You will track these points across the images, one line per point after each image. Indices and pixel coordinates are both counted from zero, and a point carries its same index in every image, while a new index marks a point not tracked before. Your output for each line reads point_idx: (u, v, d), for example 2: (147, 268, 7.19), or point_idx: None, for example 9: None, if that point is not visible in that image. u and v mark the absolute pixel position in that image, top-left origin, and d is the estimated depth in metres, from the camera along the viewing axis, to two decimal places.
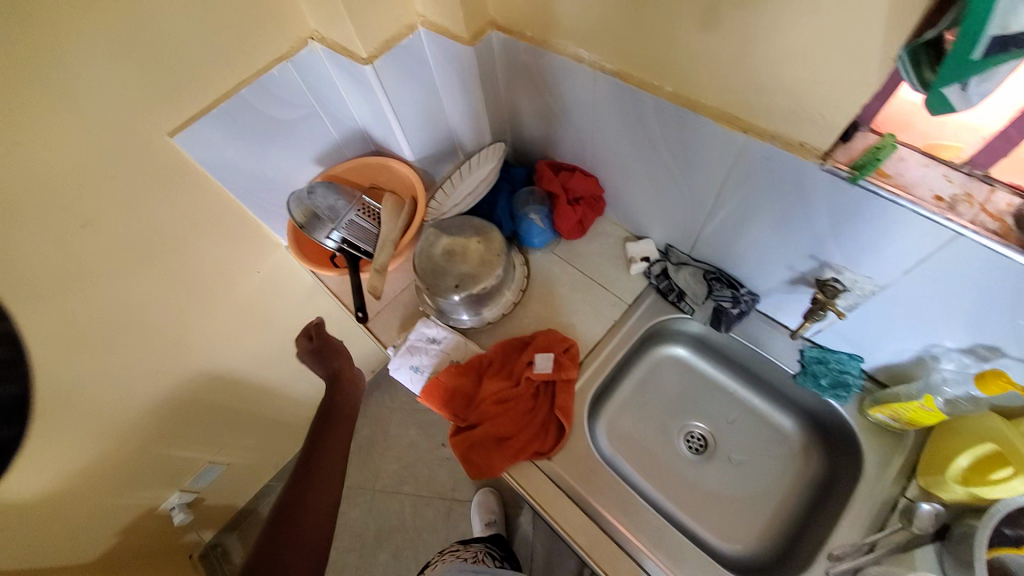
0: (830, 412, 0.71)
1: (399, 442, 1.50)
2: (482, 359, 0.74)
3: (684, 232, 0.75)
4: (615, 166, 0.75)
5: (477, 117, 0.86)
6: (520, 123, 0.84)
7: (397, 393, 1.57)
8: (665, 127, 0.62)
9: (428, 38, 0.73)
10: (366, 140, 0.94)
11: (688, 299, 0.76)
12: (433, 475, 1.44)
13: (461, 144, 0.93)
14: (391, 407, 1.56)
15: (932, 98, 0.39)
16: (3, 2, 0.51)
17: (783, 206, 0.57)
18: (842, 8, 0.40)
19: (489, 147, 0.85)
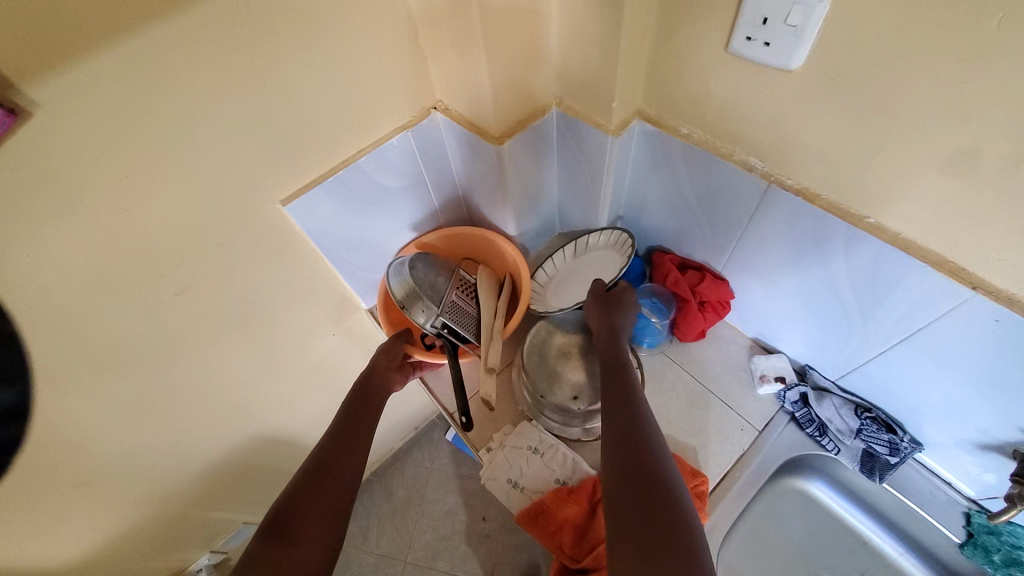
0: None
1: (436, 509, 1.38)
2: (596, 485, 0.64)
3: (837, 361, 0.65)
4: (758, 278, 0.66)
5: (597, 206, 0.75)
6: (642, 211, 0.76)
7: (438, 453, 1.46)
8: (852, 259, 0.53)
9: (560, 119, 0.68)
10: (464, 206, 0.87)
11: (831, 434, 0.66)
12: (470, 554, 1.30)
13: (564, 220, 0.86)
14: (429, 468, 1.44)
15: None
16: (139, 68, 0.44)
17: (1001, 372, 0.48)
18: None
19: (610, 233, 0.77)
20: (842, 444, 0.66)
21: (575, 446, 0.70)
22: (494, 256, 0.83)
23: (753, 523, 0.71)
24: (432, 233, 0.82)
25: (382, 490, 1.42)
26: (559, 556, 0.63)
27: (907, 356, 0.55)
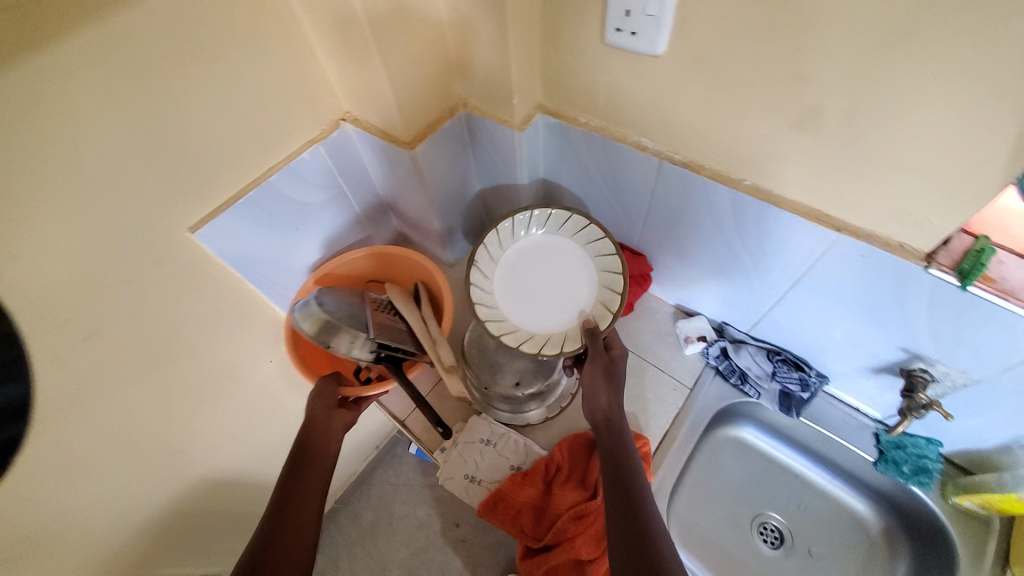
0: (913, 500, 0.68)
1: (407, 524, 1.36)
2: (550, 465, 0.66)
3: (746, 314, 0.71)
4: (668, 248, 0.71)
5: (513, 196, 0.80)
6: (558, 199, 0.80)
7: (402, 467, 1.44)
8: (739, 219, 0.59)
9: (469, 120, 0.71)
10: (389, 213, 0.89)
11: (751, 381, 0.72)
12: (447, 562, 1.29)
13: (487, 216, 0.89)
14: (396, 484, 1.42)
15: None
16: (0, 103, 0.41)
17: (873, 301, 0.55)
18: (973, 125, 0.38)
19: (550, 215, 0.67)
20: (762, 389, 0.72)
21: (528, 431, 0.72)
22: (404, 265, 0.85)
23: (697, 474, 0.76)
24: (329, 264, 0.79)
25: (349, 515, 1.39)
26: (522, 539, 0.64)
27: (801, 299, 0.62)
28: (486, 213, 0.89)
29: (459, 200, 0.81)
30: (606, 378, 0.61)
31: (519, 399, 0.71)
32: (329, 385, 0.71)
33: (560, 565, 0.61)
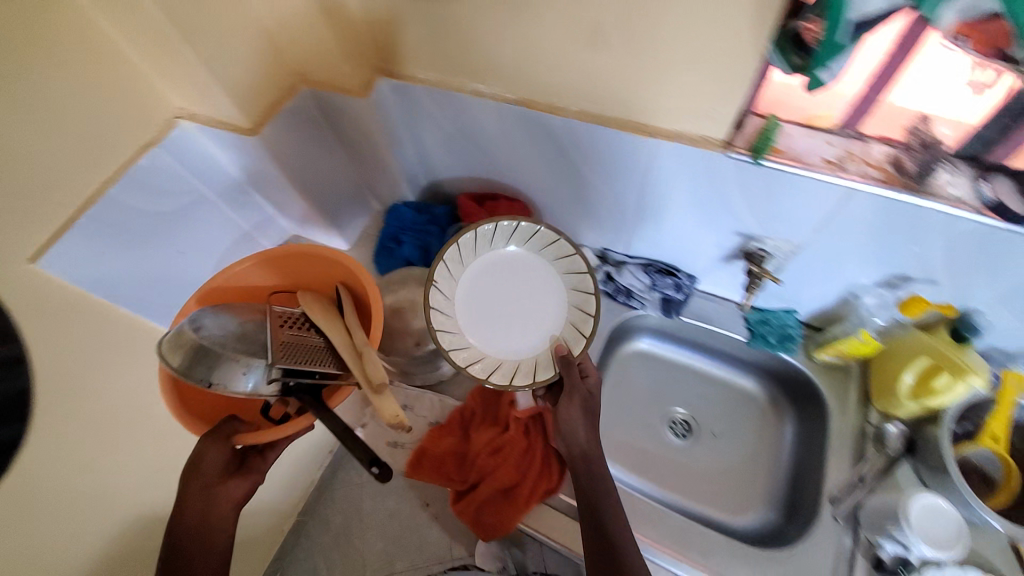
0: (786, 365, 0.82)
1: (377, 518, 1.36)
2: (463, 412, 0.78)
3: (614, 232, 0.79)
4: (536, 186, 0.77)
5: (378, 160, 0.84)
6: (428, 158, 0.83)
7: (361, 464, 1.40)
8: (576, 144, 0.64)
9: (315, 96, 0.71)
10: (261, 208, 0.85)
11: (636, 296, 0.82)
12: (424, 539, 1.32)
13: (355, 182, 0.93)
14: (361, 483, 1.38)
15: (810, 77, 0.44)
16: None
17: (700, 191, 0.63)
18: (717, 15, 0.43)
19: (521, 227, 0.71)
20: (646, 299, 0.83)
21: (438, 387, 0.83)
22: (319, 268, 0.78)
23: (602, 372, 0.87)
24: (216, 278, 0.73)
25: (317, 525, 1.37)
26: (452, 486, 0.76)
27: (653, 208, 0.70)
28: (359, 179, 0.93)
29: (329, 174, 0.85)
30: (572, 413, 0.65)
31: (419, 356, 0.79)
32: (215, 445, 0.66)
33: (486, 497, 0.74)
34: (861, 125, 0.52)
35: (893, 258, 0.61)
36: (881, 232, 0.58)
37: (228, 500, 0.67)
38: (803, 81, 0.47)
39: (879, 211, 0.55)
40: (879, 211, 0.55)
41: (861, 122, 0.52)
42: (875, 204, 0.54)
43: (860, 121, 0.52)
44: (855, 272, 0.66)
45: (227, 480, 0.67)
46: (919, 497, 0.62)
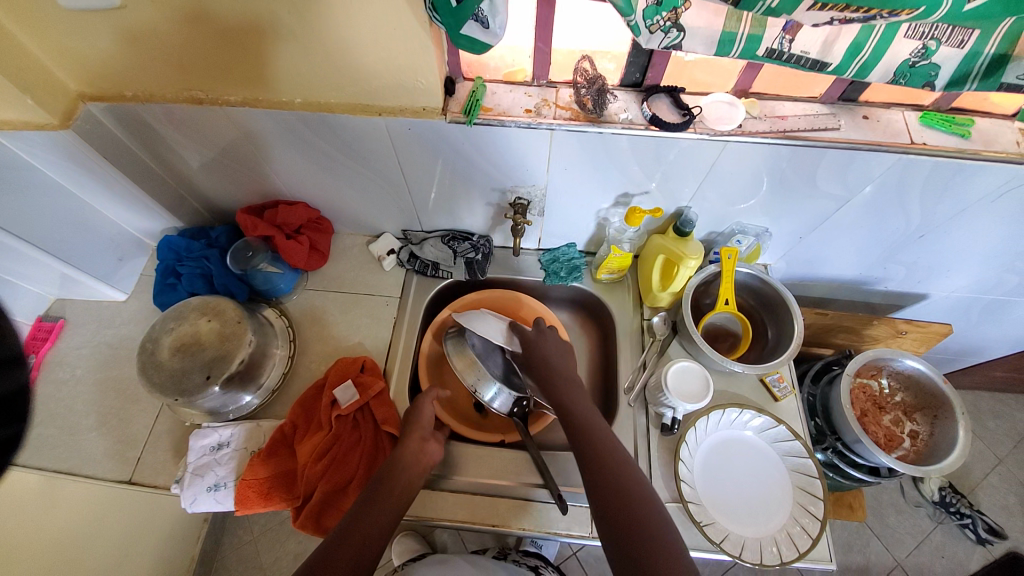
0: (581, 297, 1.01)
1: (288, 559, 1.32)
2: (285, 430, 0.79)
3: (429, 215, 0.94)
4: (328, 194, 0.92)
5: None
6: (250, 167, 0.87)
7: (245, 527, 1.36)
8: (417, 137, 0.74)
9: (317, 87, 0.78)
10: (43, 275, 0.90)
11: (442, 265, 0.96)
12: None
13: (153, 229, 1.00)
14: (254, 537, 1.35)
15: (916, 74, 0.54)
16: None
17: (599, 159, 0.74)
18: (589, 22, 0.63)
19: None
20: None
21: (232, 424, 0.82)
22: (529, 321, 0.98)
23: (559, 309, 1.07)
24: (472, 296, 0.96)
25: None
26: (290, 504, 0.75)
27: (719, 169, 0.74)
28: (137, 222, 0.97)
29: (283, 125, 0.76)
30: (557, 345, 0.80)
31: (220, 392, 0.78)
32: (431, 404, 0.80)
33: (331, 504, 0.74)
34: (749, 87, 0.69)
35: (874, 239, 0.86)
36: (875, 223, 0.82)
37: (432, 454, 0.75)
38: (683, 50, 0.64)
39: (879, 187, 0.74)
40: (879, 188, 0.74)
41: (750, 84, 0.69)
42: (877, 185, 0.73)
43: (749, 82, 0.68)
44: (859, 241, 0.87)
45: (429, 441, 0.75)
46: (827, 378, 0.95)
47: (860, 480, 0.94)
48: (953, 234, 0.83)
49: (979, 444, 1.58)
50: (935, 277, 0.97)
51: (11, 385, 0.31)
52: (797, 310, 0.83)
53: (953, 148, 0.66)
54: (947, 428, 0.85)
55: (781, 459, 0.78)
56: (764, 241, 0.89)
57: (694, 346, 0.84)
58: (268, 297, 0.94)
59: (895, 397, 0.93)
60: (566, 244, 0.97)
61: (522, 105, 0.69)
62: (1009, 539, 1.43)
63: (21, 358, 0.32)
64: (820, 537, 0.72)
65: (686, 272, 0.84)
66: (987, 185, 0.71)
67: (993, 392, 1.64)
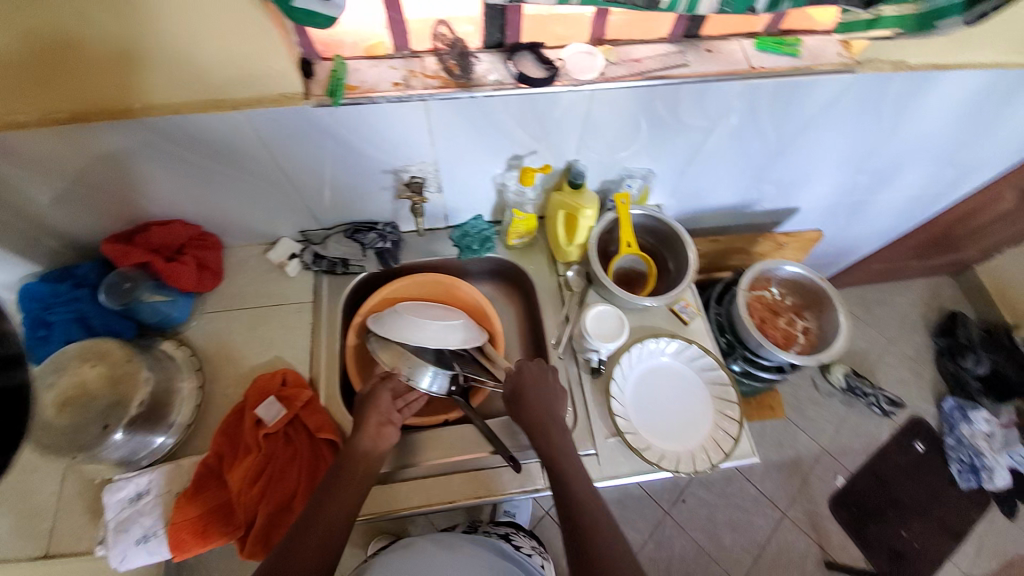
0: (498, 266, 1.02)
1: None
2: (212, 462, 0.74)
3: (325, 211, 0.90)
4: (208, 207, 0.85)
5: None
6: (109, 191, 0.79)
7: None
8: (285, 129, 0.70)
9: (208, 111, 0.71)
10: None
11: (352, 261, 0.94)
12: None
13: None
14: None
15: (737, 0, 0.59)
16: None
17: (479, 125, 0.74)
18: None
19: None
20: None
21: (149, 470, 0.75)
22: (457, 298, 0.98)
23: (481, 282, 1.08)
24: (391, 286, 0.94)
25: None
26: (234, 537, 0.71)
27: (594, 118, 0.77)
28: None
29: (131, 138, 0.69)
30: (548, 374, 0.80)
31: (125, 439, 0.71)
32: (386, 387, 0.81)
33: (279, 522, 0.71)
34: (603, 34, 0.72)
35: (744, 162, 0.95)
36: (741, 147, 0.90)
37: (389, 437, 0.75)
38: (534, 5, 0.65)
39: (737, 114, 0.81)
40: (738, 115, 0.81)
41: (603, 31, 0.72)
42: (734, 112, 0.80)
43: (602, 30, 0.72)
44: (732, 168, 0.96)
45: (385, 428, 0.75)
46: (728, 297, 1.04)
47: (771, 380, 1.05)
48: (808, 147, 0.93)
49: (871, 330, 1.81)
50: (802, 189, 1.09)
51: (15, 381, 0.37)
52: (690, 240, 0.90)
53: (787, 68, 0.74)
54: (831, 317, 0.97)
55: (699, 376, 0.86)
56: (651, 182, 0.95)
57: (607, 290, 0.89)
58: (164, 329, 0.87)
59: (786, 300, 1.04)
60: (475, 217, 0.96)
61: (389, 79, 0.68)
62: (906, 406, 1.67)
63: (20, 358, 0.38)
64: (740, 436, 0.80)
65: (587, 222, 0.88)
66: (823, 98, 0.80)
67: (874, 284, 1.88)
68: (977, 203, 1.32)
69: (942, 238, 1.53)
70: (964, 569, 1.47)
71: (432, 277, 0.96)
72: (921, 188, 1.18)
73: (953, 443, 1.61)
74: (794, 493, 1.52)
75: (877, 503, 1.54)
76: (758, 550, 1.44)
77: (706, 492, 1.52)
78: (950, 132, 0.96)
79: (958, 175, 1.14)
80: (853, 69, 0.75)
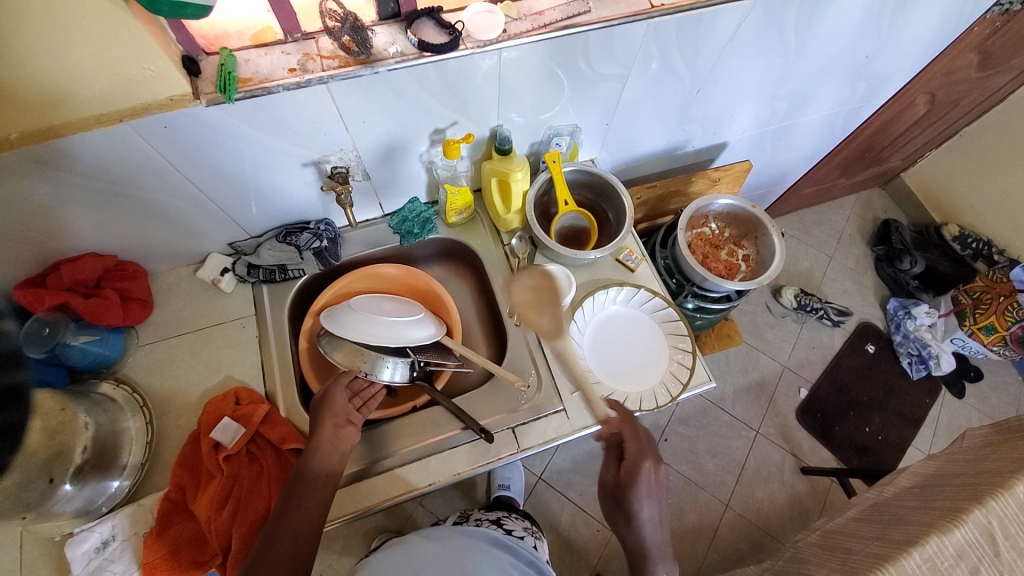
0: (443, 245, 1.01)
1: None
2: (175, 494, 0.72)
3: (249, 219, 0.86)
4: (117, 235, 0.79)
5: None
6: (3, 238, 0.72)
7: None
8: (181, 137, 0.66)
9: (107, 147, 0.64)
10: None
11: (290, 265, 0.89)
12: None
13: None
14: None
15: None
16: None
17: (389, 105, 0.72)
18: None
19: None
20: None
21: (108, 515, 0.73)
22: (407, 285, 0.97)
23: (429, 266, 1.06)
24: (336, 283, 0.91)
25: None
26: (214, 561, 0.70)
27: (508, 81, 0.76)
28: None
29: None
30: (649, 491, 0.68)
31: (78, 487, 0.69)
32: (340, 387, 0.79)
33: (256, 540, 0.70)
34: None
35: (667, 104, 0.96)
36: (660, 90, 0.91)
37: (348, 438, 0.74)
38: None
39: (647, 59, 0.81)
40: (647, 59, 0.81)
41: None
42: (645, 56, 0.80)
43: None
44: (655, 113, 0.97)
45: (342, 429, 0.74)
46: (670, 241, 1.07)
47: (722, 311, 1.10)
48: (723, 81, 0.95)
49: (813, 250, 1.91)
50: (727, 123, 1.11)
51: None
52: (624, 188, 0.92)
53: (687, 2, 0.74)
54: (766, 242, 1.02)
55: (650, 317, 0.89)
56: (578, 138, 0.95)
57: (552, 251, 0.90)
58: (97, 370, 0.81)
59: (725, 234, 1.08)
60: (410, 201, 0.95)
61: (283, 66, 0.64)
62: (853, 314, 1.79)
63: None
64: (695, 365, 0.84)
65: (521, 186, 0.87)
66: (728, 28, 0.81)
67: (810, 207, 1.97)
68: (892, 113, 1.39)
69: (863, 153, 1.62)
70: (928, 450, 1.61)
71: (379, 269, 0.94)
72: (836, 106, 1.23)
73: (901, 339, 1.74)
74: (764, 412, 1.62)
75: (839, 407, 1.66)
76: (739, 470, 1.53)
77: (684, 427, 1.59)
78: (852, 47, 1.00)
79: (868, 88, 1.19)
80: None
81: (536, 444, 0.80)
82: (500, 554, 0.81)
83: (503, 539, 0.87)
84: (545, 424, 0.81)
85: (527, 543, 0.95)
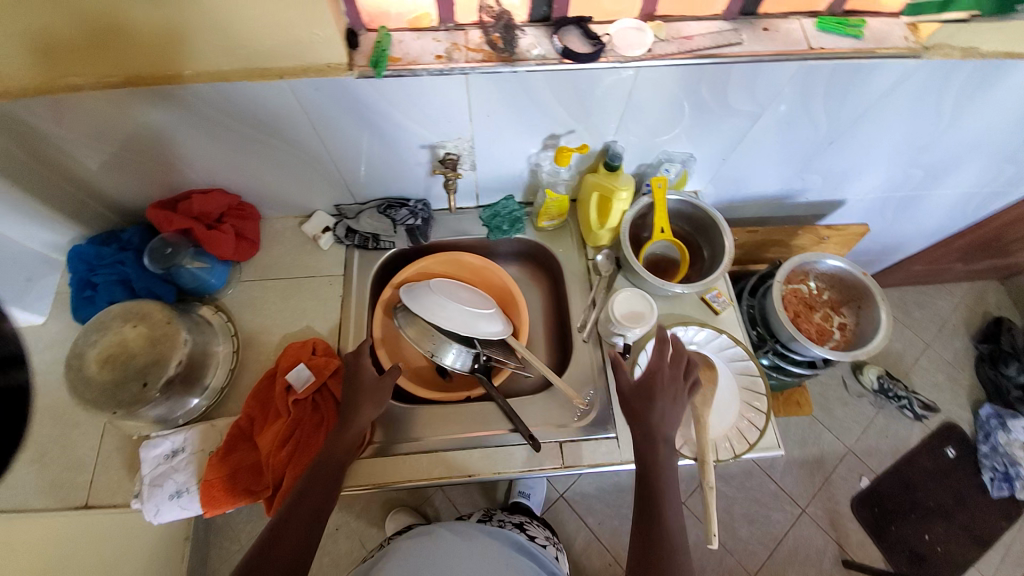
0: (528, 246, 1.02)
1: None
2: (243, 425, 0.77)
3: (359, 186, 0.91)
4: (246, 178, 0.87)
5: None
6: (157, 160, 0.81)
7: (227, 538, 1.33)
8: (325, 100, 0.70)
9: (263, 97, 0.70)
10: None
11: (383, 236, 0.94)
12: (335, 549, 1.32)
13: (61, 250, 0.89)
14: (239, 549, 1.31)
15: None
16: None
17: (517, 103, 0.73)
18: None
19: None
20: None
21: (180, 430, 0.79)
22: (485, 278, 0.98)
23: (508, 264, 1.07)
24: (420, 262, 0.94)
25: None
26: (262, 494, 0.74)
27: (638, 100, 0.75)
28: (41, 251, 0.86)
29: (169, 107, 0.70)
30: (671, 399, 0.70)
31: (167, 397, 0.76)
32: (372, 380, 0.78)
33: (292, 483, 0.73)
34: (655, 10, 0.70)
35: (792, 150, 0.91)
36: (789, 135, 0.86)
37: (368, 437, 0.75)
38: None
39: (785, 102, 0.78)
40: (785, 101, 0.78)
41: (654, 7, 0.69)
42: (785, 98, 0.77)
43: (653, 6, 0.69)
44: (777, 156, 0.92)
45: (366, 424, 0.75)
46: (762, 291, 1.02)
47: (802, 376, 1.03)
48: (860, 137, 0.89)
49: (908, 332, 1.75)
50: (851, 181, 1.04)
51: None
52: (728, 228, 0.88)
53: (849, 49, 0.70)
54: (870, 314, 0.94)
55: (727, 364, 0.84)
56: (690, 167, 0.92)
57: (637, 275, 0.88)
58: (201, 294, 0.89)
59: (823, 296, 1.01)
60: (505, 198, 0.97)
61: (432, 52, 0.67)
62: (939, 411, 1.62)
63: None
64: (766, 428, 0.79)
65: (621, 206, 0.86)
66: (884, 83, 0.76)
67: (914, 285, 1.80)
68: None
69: (993, 241, 1.46)
70: None
71: (461, 258, 0.96)
72: (979, 185, 1.12)
73: (987, 450, 1.56)
74: (814, 491, 1.50)
75: (901, 506, 1.51)
76: (774, 545, 1.43)
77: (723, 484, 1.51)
78: (1017, 125, 0.90)
79: (1021, 173, 1.07)
80: (919, 54, 0.71)
81: (583, 465, 0.78)
82: (523, 558, 0.81)
83: (526, 546, 0.86)
84: (598, 447, 0.79)
85: (547, 552, 0.94)
